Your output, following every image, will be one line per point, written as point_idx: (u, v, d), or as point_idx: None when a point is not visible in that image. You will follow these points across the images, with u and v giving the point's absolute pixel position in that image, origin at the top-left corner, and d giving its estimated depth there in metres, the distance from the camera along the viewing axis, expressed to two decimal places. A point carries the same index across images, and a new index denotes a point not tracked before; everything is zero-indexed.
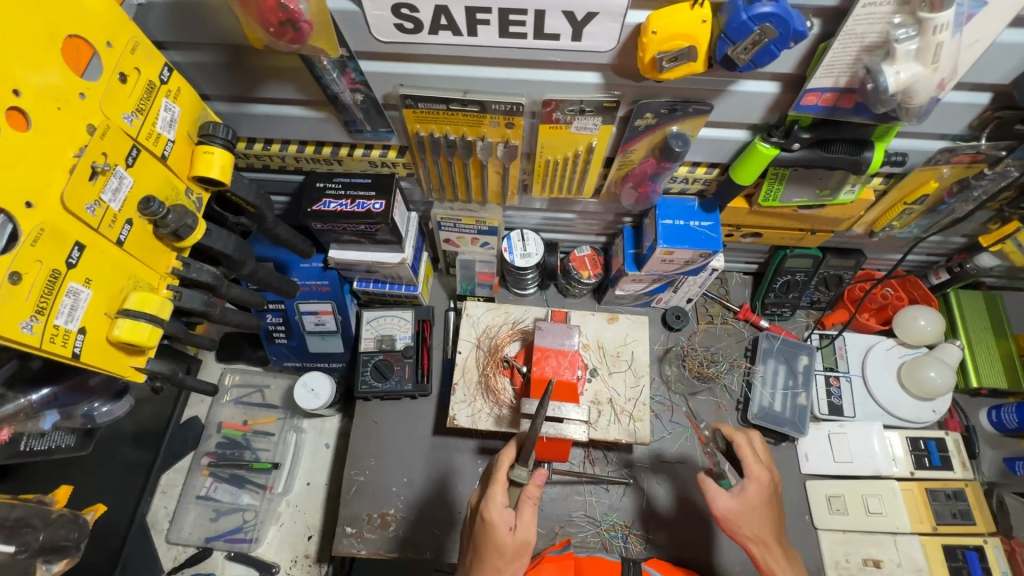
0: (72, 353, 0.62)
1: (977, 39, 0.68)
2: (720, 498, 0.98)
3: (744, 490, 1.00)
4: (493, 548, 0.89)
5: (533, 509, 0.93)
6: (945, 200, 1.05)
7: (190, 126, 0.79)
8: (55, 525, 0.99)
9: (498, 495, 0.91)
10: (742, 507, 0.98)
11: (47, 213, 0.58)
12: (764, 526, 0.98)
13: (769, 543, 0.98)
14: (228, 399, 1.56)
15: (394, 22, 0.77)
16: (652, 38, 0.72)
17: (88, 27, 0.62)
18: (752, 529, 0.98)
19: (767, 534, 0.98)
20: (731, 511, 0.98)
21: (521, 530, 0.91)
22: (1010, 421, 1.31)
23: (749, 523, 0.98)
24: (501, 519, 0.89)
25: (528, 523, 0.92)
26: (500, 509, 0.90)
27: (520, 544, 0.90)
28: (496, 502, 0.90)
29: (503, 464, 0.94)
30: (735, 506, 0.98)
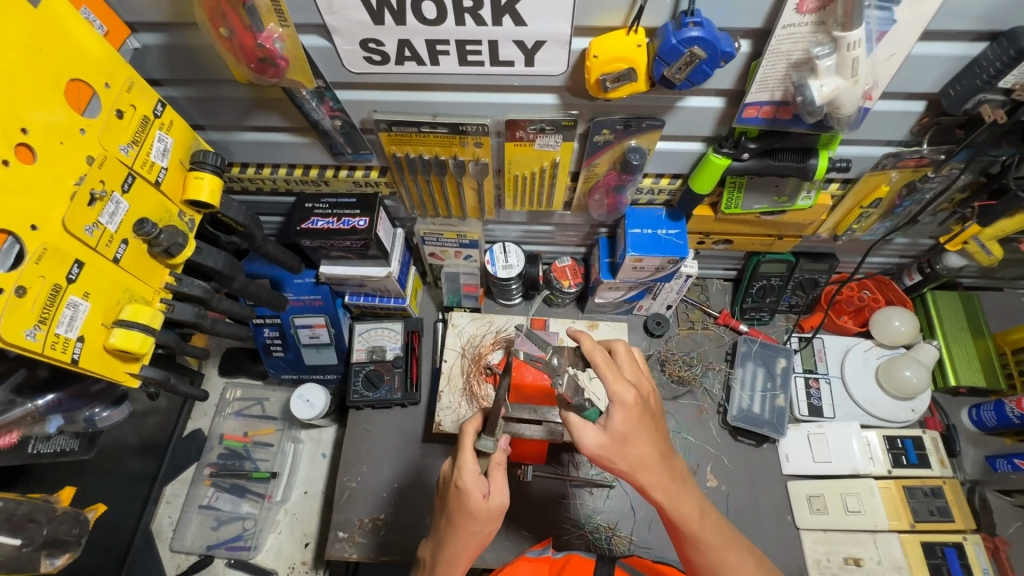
0: (71, 359, 0.69)
1: (892, 53, 0.75)
2: (589, 434, 0.87)
3: (610, 421, 0.87)
4: (466, 513, 0.92)
5: (504, 474, 0.96)
6: (899, 202, 1.10)
7: (183, 155, 0.88)
8: (58, 521, 1.05)
9: (469, 464, 0.93)
10: (612, 440, 0.87)
11: (50, 235, 0.66)
12: (643, 453, 0.88)
13: (649, 469, 0.88)
14: (230, 411, 1.62)
15: (363, 55, 0.85)
16: (594, 62, 0.79)
17: (88, 71, 0.71)
18: (627, 461, 0.88)
19: (646, 461, 0.88)
20: (600, 448, 0.87)
21: (495, 495, 0.93)
22: (989, 419, 1.33)
23: (625, 455, 0.87)
24: (475, 485, 0.91)
25: (500, 488, 0.95)
26: (473, 476, 0.92)
27: (496, 509, 0.93)
28: (468, 470, 0.92)
29: (470, 434, 0.96)
30: (605, 438, 0.87)
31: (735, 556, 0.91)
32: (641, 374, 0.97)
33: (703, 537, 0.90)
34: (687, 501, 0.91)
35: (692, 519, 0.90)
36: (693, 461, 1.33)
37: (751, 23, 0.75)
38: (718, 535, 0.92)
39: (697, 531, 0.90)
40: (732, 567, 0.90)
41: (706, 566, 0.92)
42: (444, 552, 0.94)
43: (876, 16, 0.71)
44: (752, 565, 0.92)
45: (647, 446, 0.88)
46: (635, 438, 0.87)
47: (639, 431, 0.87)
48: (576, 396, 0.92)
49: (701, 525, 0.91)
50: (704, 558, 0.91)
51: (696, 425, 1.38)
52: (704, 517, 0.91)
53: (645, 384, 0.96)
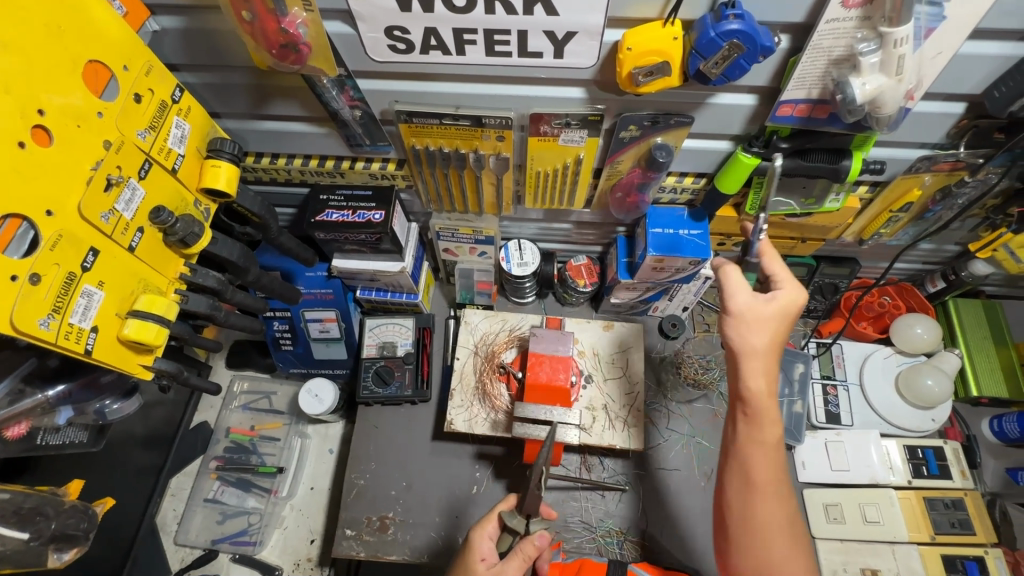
0: (85, 350, 0.66)
1: (939, 51, 0.72)
2: (751, 328, 0.84)
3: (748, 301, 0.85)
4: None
5: (521, 565, 0.89)
6: (929, 207, 1.08)
7: (199, 142, 0.85)
8: (65, 514, 1.06)
9: (488, 528, 0.95)
10: (749, 307, 0.85)
11: (65, 221, 0.64)
12: (762, 383, 0.84)
13: (756, 365, 0.84)
14: (237, 404, 1.61)
15: (387, 43, 0.82)
16: (628, 54, 0.77)
17: (106, 53, 0.68)
18: (745, 337, 0.85)
19: (753, 362, 0.84)
20: (746, 303, 0.85)
21: (500, 574, 0.88)
22: (1011, 431, 1.29)
23: (756, 375, 0.83)
24: (479, 547, 0.93)
25: (509, 574, 0.88)
26: (483, 538, 0.94)
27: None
28: (481, 529, 0.95)
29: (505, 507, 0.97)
30: (749, 300, 0.85)
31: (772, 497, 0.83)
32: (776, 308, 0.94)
33: (751, 451, 0.84)
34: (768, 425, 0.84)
35: (755, 438, 0.84)
36: (708, 467, 1.31)
37: (793, 17, 0.73)
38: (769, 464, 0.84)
39: (749, 449, 0.84)
40: (763, 495, 0.83)
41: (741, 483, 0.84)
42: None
43: (926, 12, 0.69)
44: (784, 515, 0.83)
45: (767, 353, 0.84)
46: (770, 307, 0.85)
47: (765, 327, 0.85)
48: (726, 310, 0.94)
49: (760, 446, 0.84)
50: (738, 476, 0.84)
51: (711, 430, 1.35)
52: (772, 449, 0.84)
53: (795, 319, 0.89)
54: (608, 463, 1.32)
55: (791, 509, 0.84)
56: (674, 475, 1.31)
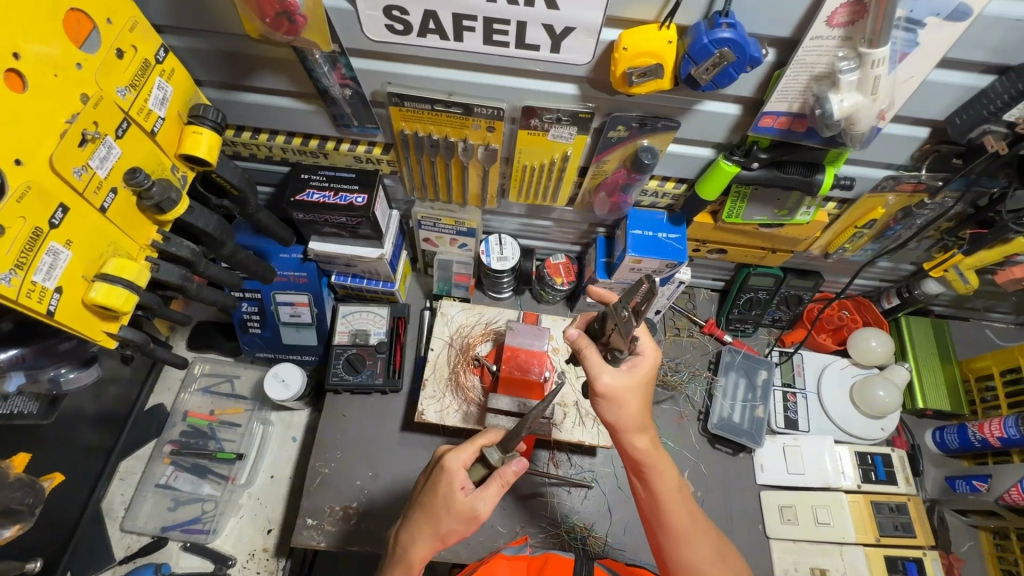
0: (47, 311, 0.63)
1: (911, 75, 0.77)
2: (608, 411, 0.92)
3: (615, 375, 0.90)
4: (441, 500, 0.89)
5: (499, 491, 0.90)
6: (891, 226, 1.14)
7: (181, 106, 0.83)
8: (10, 488, 1.04)
9: (465, 452, 0.92)
10: (620, 390, 0.90)
11: (35, 172, 0.60)
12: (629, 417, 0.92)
13: (636, 437, 0.93)
14: (196, 387, 1.55)
15: (384, 22, 0.81)
16: (623, 54, 0.79)
17: (89, 3, 0.65)
18: (627, 414, 0.92)
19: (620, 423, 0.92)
20: (611, 389, 0.90)
21: (475, 498, 0.89)
22: (952, 441, 1.38)
23: (613, 412, 0.92)
24: (458, 474, 0.90)
25: (488, 500, 0.90)
26: (460, 465, 0.90)
27: (468, 510, 0.88)
28: (459, 457, 0.91)
29: (485, 438, 0.94)
30: (616, 383, 0.90)
31: (694, 533, 0.93)
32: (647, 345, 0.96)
33: (667, 505, 0.93)
34: (664, 472, 0.94)
35: (665, 491, 0.93)
36: None
37: (781, 31, 0.76)
38: (682, 509, 0.93)
39: (668, 501, 0.93)
40: (686, 540, 0.93)
41: (662, 528, 0.94)
42: (405, 533, 0.93)
43: (902, 37, 0.73)
44: (710, 547, 0.93)
45: (641, 412, 0.93)
46: (632, 378, 0.90)
47: (635, 395, 0.91)
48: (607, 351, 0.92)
49: (666, 496, 0.93)
50: (661, 521, 0.94)
51: (676, 431, 1.40)
52: (676, 490, 0.94)
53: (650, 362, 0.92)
54: (575, 460, 1.34)
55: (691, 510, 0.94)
56: None
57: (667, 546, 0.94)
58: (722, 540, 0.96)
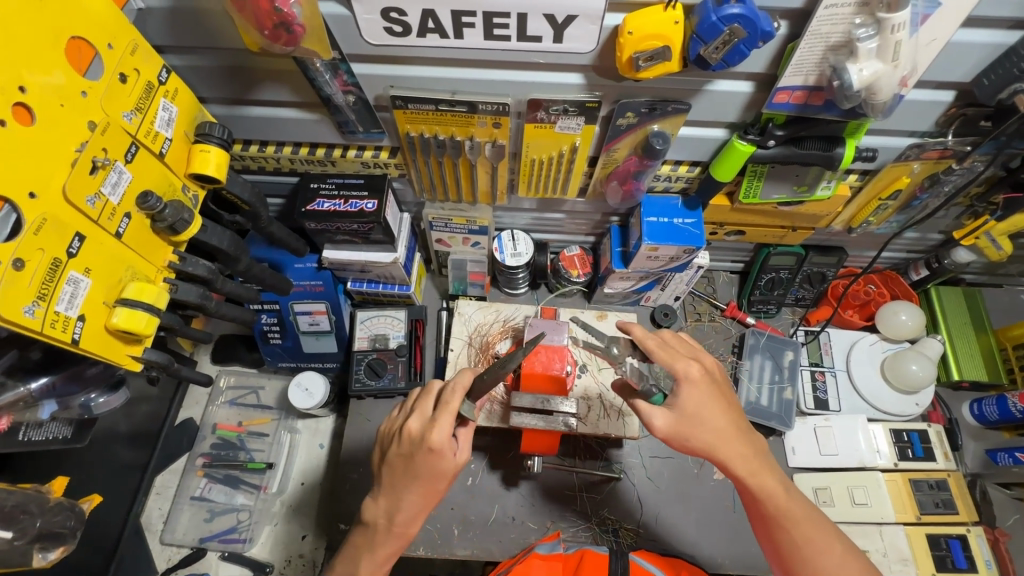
0: (72, 340, 0.64)
1: (933, 38, 0.73)
2: (693, 432, 0.87)
3: (678, 399, 0.88)
4: (434, 471, 0.89)
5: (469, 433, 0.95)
6: (917, 195, 1.10)
7: (187, 126, 0.82)
8: (50, 513, 1.08)
9: (446, 423, 0.88)
10: (683, 418, 0.87)
11: (49, 204, 0.61)
12: (719, 424, 0.87)
13: (732, 445, 0.87)
14: (223, 400, 1.57)
15: (383, 25, 0.80)
16: (629, 38, 0.76)
17: (90, 30, 0.65)
18: (704, 435, 0.87)
19: (715, 436, 0.87)
20: (670, 427, 0.88)
21: (460, 453, 0.92)
22: (991, 413, 1.33)
23: (699, 429, 0.87)
24: (447, 446, 0.88)
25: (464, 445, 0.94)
26: (448, 438, 0.88)
27: (455, 469, 0.92)
28: (444, 428, 0.88)
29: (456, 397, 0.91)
30: (676, 416, 0.88)
31: (820, 536, 0.84)
32: (698, 348, 0.97)
33: (787, 512, 0.85)
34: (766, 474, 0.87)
35: (775, 497, 0.85)
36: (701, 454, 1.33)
37: (793, 3, 0.73)
38: (802, 509, 0.85)
39: (783, 506, 0.85)
40: (816, 547, 0.83)
41: (788, 544, 0.85)
42: (403, 512, 0.92)
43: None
44: (841, 550, 0.83)
45: (722, 420, 0.88)
46: (710, 390, 0.88)
47: (710, 408, 0.88)
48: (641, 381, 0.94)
49: (779, 498, 0.85)
50: (787, 535, 0.85)
51: None
52: (790, 494, 0.86)
53: (707, 358, 0.94)
54: (603, 452, 1.32)
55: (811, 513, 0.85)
56: (668, 463, 1.32)
57: (796, 560, 0.84)
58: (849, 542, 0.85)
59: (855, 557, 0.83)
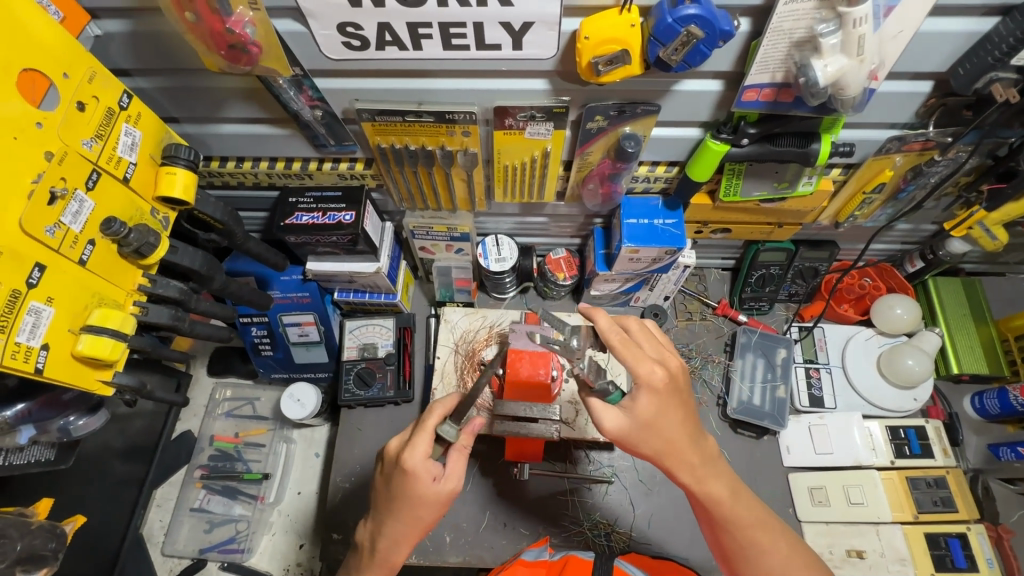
0: (35, 369, 0.65)
1: (900, 30, 0.71)
2: (644, 440, 0.85)
3: (634, 404, 0.85)
4: (414, 498, 0.88)
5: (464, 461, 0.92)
6: (903, 187, 1.07)
7: (153, 149, 0.83)
8: (32, 535, 1.06)
9: (421, 445, 0.88)
10: (635, 425, 0.85)
11: (5, 237, 0.62)
12: (672, 434, 0.85)
13: (683, 455, 0.86)
14: (220, 412, 1.59)
15: (341, 40, 0.80)
16: (586, 44, 0.75)
17: (43, 61, 0.66)
18: (654, 443, 0.85)
19: (669, 445, 0.85)
20: (622, 431, 0.85)
21: (444, 482, 0.89)
22: (992, 407, 1.30)
23: (651, 438, 0.85)
24: (427, 469, 0.88)
25: (456, 474, 0.91)
26: (422, 461, 0.87)
27: (441, 495, 0.89)
28: (418, 451, 0.88)
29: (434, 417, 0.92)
30: (629, 422, 0.85)
31: (765, 538, 0.87)
32: (666, 349, 0.92)
33: (732, 516, 0.87)
34: (717, 482, 0.88)
35: (723, 503, 0.87)
36: None
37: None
38: (747, 512, 0.88)
39: (729, 511, 0.87)
40: (762, 550, 0.87)
41: (733, 545, 0.88)
42: (385, 538, 0.91)
43: None
44: (785, 547, 0.87)
45: (675, 429, 0.86)
46: (668, 399, 0.86)
47: (667, 416, 0.85)
48: (597, 379, 0.96)
49: (729, 506, 0.87)
50: (732, 537, 0.88)
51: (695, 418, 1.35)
52: (736, 499, 0.88)
53: (672, 360, 0.90)
54: (594, 456, 1.31)
55: (757, 516, 0.88)
56: (660, 465, 1.31)
57: (741, 560, 0.88)
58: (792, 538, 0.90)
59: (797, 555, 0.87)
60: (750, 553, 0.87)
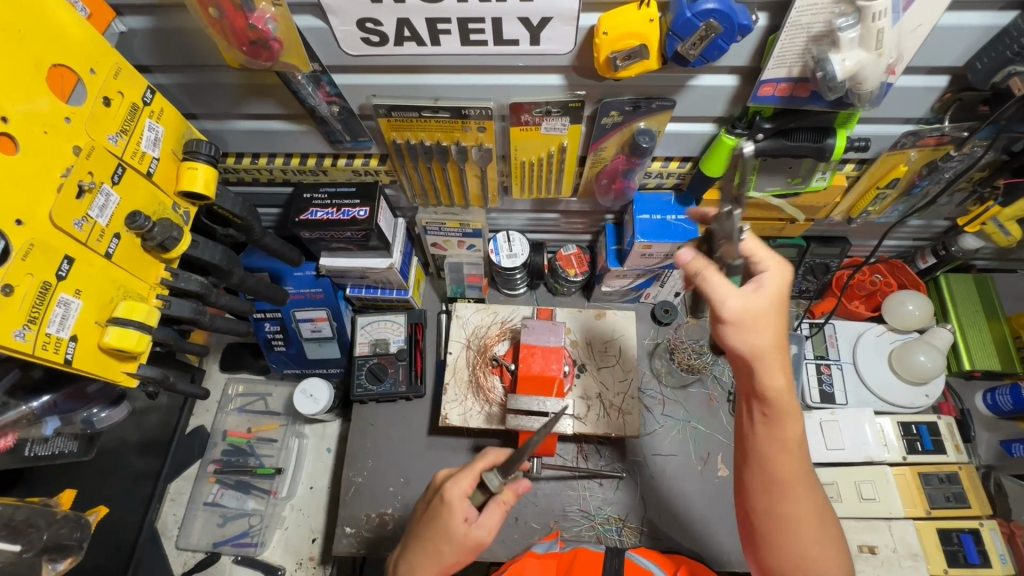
0: (65, 360, 0.67)
1: (919, 23, 0.72)
2: (739, 341, 0.77)
3: (756, 291, 0.76)
4: (443, 533, 0.88)
5: (500, 516, 0.91)
6: (916, 182, 1.07)
7: (175, 144, 0.84)
8: (58, 524, 1.08)
9: (464, 481, 0.90)
10: (750, 309, 0.75)
11: (36, 230, 0.63)
12: (767, 348, 0.77)
13: (772, 378, 0.77)
14: (232, 407, 1.60)
15: (360, 36, 0.81)
16: (604, 38, 0.76)
17: (71, 56, 0.67)
18: (748, 342, 0.76)
19: (758, 360, 0.77)
20: (738, 311, 0.76)
21: (475, 527, 0.89)
22: (1005, 403, 1.30)
23: (750, 338, 0.76)
24: (461, 507, 0.88)
25: (487, 526, 0.90)
26: (460, 497, 0.89)
27: (470, 541, 0.88)
28: (459, 487, 0.89)
29: (485, 463, 0.93)
30: (746, 302, 0.76)
31: (805, 494, 0.80)
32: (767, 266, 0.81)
33: (771, 441, 0.80)
34: (787, 427, 0.79)
35: (783, 440, 0.80)
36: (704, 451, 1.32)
37: None
38: (793, 467, 0.80)
39: (783, 448, 0.80)
40: (794, 499, 0.80)
41: (766, 476, 0.81)
42: (405, 564, 0.91)
43: None
44: (818, 512, 0.80)
45: (771, 348, 0.77)
46: (767, 301, 0.76)
47: (769, 328, 0.76)
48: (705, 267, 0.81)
49: (778, 451, 0.80)
50: (764, 469, 0.81)
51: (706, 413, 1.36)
52: (797, 446, 0.80)
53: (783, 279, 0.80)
54: (605, 451, 1.32)
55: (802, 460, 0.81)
56: (671, 461, 1.31)
57: (768, 490, 0.81)
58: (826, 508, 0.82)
59: (819, 524, 0.80)
60: (784, 489, 0.80)
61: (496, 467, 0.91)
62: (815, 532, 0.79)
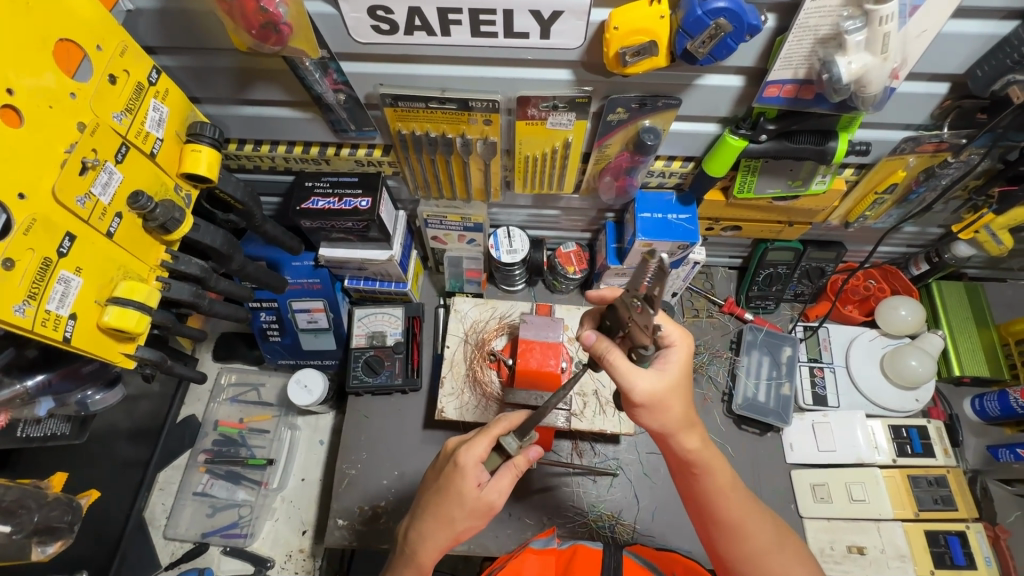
0: (63, 337, 0.66)
1: (924, 29, 0.73)
2: (653, 417, 0.88)
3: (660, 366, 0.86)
4: (455, 497, 0.88)
5: (512, 480, 0.91)
6: (914, 188, 1.09)
7: (178, 126, 0.83)
8: (48, 507, 1.07)
9: (478, 447, 0.89)
10: (657, 387, 0.85)
11: (38, 205, 0.62)
12: (681, 413, 0.87)
13: (688, 434, 0.89)
14: (224, 397, 1.59)
15: (370, 23, 0.80)
16: (614, 33, 0.76)
17: (79, 31, 0.66)
18: (664, 419, 0.87)
19: (676, 423, 0.88)
20: (649, 394, 0.85)
21: (488, 491, 0.89)
22: (992, 409, 1.32)
23: (663, 412, 0.87)
24: (473, 472, 0.88)
25: (500, 490, 0.90)
26: (474, 462, 0.88)
27: (482, 506, 0.89)
28: (473, 452, 0.88)
29: (500, 427, 0.92)
30: (653, 382, 0.85)
31: (756, 526, 0.90)
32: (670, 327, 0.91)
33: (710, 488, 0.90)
34: (717, 474, 0.90)
35: (717, 488, 0.90)
36: None
37: None
38: (733, 507, 0.90)
39: (721, 493, 0.90)
40: (745, 534, 0.90)
41: (713, 523, 0.92)
42: (417, 532, 0.91)
43: None
44: (772, 531, 0.91)
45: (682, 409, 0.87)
46: (673, 373, 0.86)
47: (677, 395, 0.87)
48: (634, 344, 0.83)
49: (717, 498, 0.90)
50: (711, 517, 0.91)
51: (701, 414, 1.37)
52: (733, 485, 0.91)
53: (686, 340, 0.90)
54: (599, 448, 1.32)
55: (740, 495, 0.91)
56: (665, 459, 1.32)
57: (720, 534, 0.92)
58: (781, 528, 0.93)
59: (779, 547, 0.91)
60: (736, 532, 0.90)
61: (513, 430, 0.92)
62: (778, 557, 0.89)
